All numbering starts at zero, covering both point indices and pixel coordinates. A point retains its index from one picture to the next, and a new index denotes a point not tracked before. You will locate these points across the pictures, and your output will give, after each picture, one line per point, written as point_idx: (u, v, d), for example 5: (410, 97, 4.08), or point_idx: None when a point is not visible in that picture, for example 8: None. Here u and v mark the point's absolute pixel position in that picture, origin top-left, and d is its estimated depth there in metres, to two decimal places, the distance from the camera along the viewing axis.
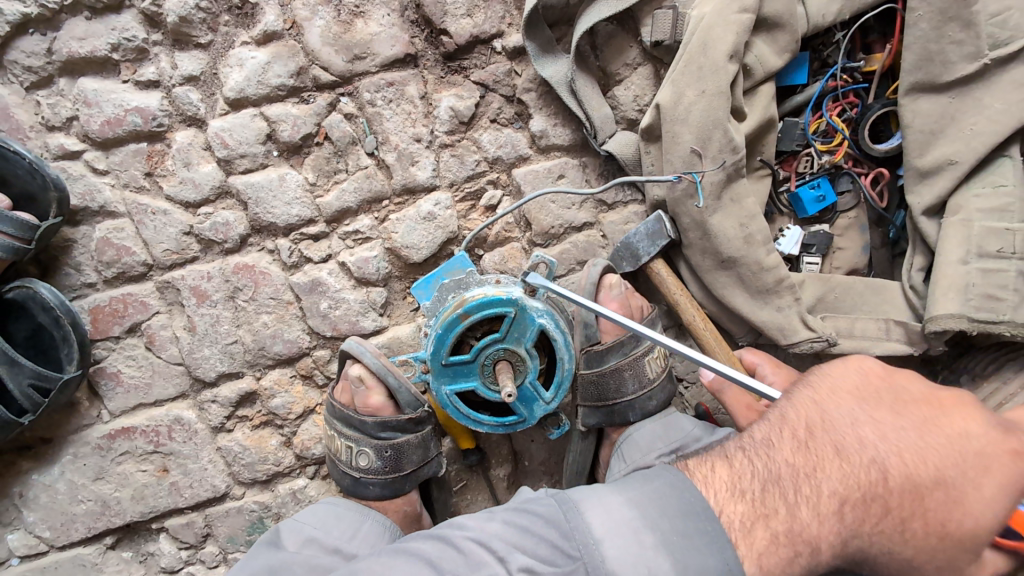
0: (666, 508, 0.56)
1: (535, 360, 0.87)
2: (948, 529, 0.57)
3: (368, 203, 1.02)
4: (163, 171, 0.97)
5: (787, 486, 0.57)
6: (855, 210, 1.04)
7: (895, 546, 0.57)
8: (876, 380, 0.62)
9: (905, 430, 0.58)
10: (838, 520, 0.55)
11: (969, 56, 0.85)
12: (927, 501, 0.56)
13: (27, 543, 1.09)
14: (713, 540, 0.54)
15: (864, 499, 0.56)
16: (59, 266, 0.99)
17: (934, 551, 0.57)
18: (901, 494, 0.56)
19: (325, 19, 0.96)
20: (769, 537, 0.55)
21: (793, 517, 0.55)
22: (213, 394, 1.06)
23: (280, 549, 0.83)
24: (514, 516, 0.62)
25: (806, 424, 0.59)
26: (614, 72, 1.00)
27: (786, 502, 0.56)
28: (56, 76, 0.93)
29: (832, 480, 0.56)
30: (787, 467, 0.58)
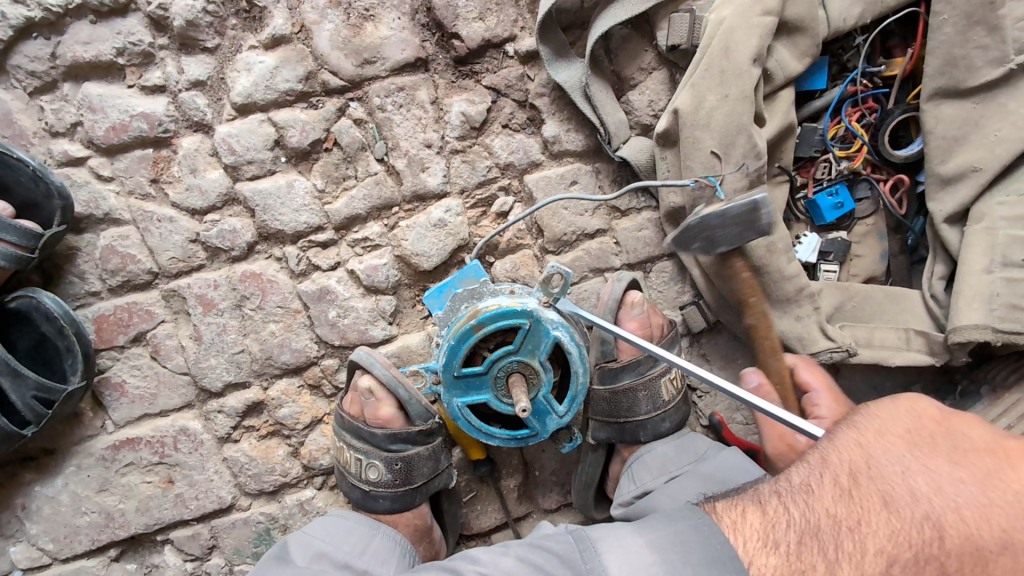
0: (689, 556, 0.53)
1: (549, 372, 0.85)
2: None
3: (378, 210, 1.00)
4: (169, 177, 0.95)
5: (825, 538, 0.50)
6: (873, 217, 1.02)
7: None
8: (931, 425, 0.54)
9: (965, 483, 0.49)
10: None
11: (994, 61, 0.83)
12: (995, 570, 0.45)
13: (29, 555, 1.07)
14: None
15: (918, 561, 0.47)
16: (63, 274, 0.97)
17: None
18: (963, 559, 0.46)
19: (334, 22, 0.94)
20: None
21: (831, 573, 0.48)
22: (220, 404, 1.04)
23: (289, 564, 0.81)
24: (532, 554, 0.61)
25: (848, 470, 0.53)
26: (628, 76, 0.98)
27: (825, 557, 0.49)
28: (61, 81, 0.91)
29: (877, 535, 0.48)
30: (826, 517, 0.51)
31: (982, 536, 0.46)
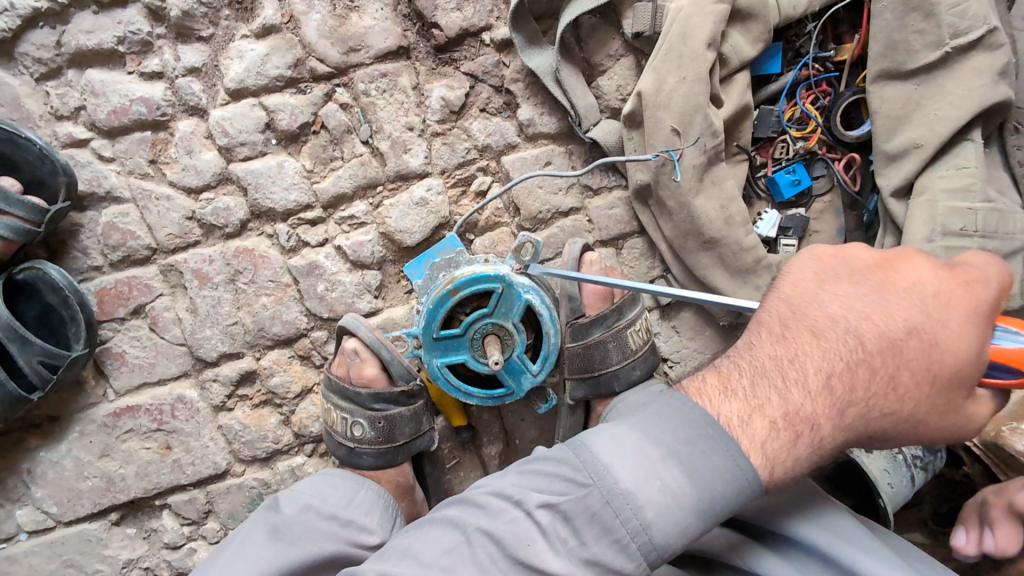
0: (667, 424, 0.63)
1: (522, 334, 0.92)
2: (936, 372, 0.62)
3: (363, 189, 1.07)
4: (167, 158, 1.02)
5: (775, 375, 0.63)
6: (830, 194, 1.08)
7: (893, 405, 0.63)
8: (829, 262, 0.68)
9: (867, 295, 0.64)
10: (831, 393, 0.61)
11: (931, 44, 0.90)
12: (905, 351, 0.62)
13: (35, 518, 1.13)
14: (715, 443, 0.61)
15: (850, 367, 0.62)
16: (67, 249, 1.03)
17: (932, 400, 0.63)
18: (882, 353, 0.62)
19: (321, 13, 1.01)
20: (768, 425, 0.61)
21: (788, 400, 0.61)
22: (215, 372, 1.11)
23: (279, 513, 0.88)
24: (528, 465, 0.68)
25: (779, 319, 0.66)
26: (598, 62, 1.04)
27: (777, 389, 0.62)
28: (65, 67, 0.97)
29: (815, 359, 0.62)
30: (773, 359, 0.64)
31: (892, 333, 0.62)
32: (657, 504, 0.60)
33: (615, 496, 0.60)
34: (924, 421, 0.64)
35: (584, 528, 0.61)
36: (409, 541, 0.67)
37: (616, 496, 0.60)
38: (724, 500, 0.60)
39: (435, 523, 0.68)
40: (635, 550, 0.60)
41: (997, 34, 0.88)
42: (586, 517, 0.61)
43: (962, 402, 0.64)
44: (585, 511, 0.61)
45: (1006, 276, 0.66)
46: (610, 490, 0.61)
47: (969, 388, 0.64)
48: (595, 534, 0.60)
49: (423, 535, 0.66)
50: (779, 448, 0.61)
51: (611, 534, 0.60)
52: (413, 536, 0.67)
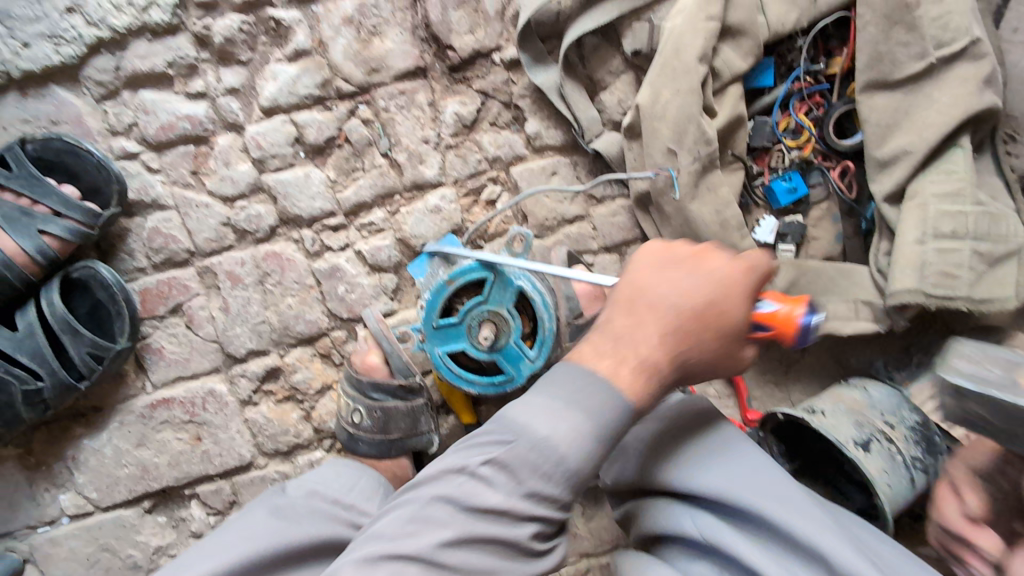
0: (570, 387, 0.69)
1: (517, 319, 0.98)
2: (722, 332, 0.70)
3: (382, 198, 1.15)
4: (206, 170, 1.12)
5: (680, 350, 0.69)
6: (827, 202, 1.12)
7: (737, 368, 0.74)
8: (660, 254, 0.74)
9: (656, 273, 0.72)
10: (662, 348, 0.69)
11: (916, 56, 0.94)
12: (757, 328, 0.71)
13: (76, 503, 1.22)
14: (624, 407, 0.68)
15: (733, 341, 0.71)
16: (115, 252, 1.13)
17: (767, 364, 0.74)
18: (756, 329, 0.71)
19: (347, 38, 1.11)
20: (622, 379, 0.68)
21: (630, 358, 0.69)
22: (243, 368, 1.19)
23: (283, 494, 0.93)
24: (465, 441, 0.73)
25: (636, 298, 0.71)
26: (600, 79, 1.12)
27: (674, 362, 0.70)
28: (121, 89, 1.09)
29: (704, 336, 0.69)
30: (611, 329, 0.71)
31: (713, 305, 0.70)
32: (572, 440, 0.66)
33: (537, 443, 0.66)
34: (728, 376, 0.75)
35: (523, 472, 0.66)
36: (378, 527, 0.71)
37: (540, 444, 0.66)
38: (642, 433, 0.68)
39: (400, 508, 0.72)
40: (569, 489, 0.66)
41: (981, 44, 0.92)
42: (515, 464, 0.67)
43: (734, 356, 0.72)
44: (517, 460, 0.66)
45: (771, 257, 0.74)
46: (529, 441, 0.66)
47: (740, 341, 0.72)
48: (529, 473, 0.66)
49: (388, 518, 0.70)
50: (662, 405, 0.71)
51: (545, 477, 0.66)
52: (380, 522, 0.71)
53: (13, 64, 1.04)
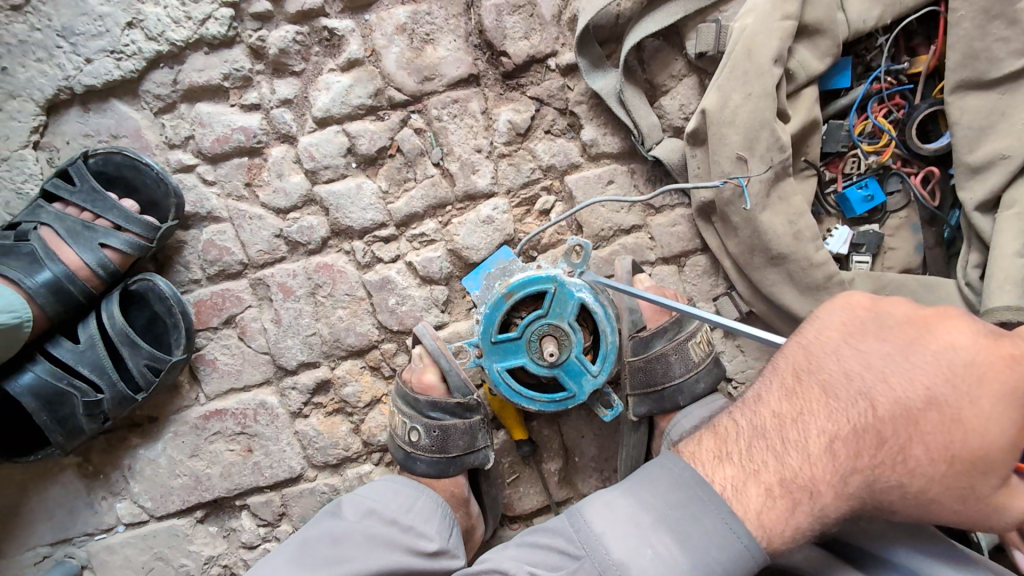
0: (667, 496, 0.68)
1: (578, 333, 0.94)
2: (951, 451, 0.62)
3: (433, 208, 1.13)
4: (260, 181, 1.12)
5: (774, 434, 0.66)
6: (906, 210, 1.04)
7: (903, 478, 0.63)
8: (861, 312, 0.70)
9: (892, 357, 0.65)
10: (832, 458, 0.63)
11: (1016, 52, 0.87)
12: (920, 424, 0.62)
13: (132, 512, 1.23)
14: (711, 506, 0.66)
15: (856, 432, 0.63)
16: (172, 264, 1.14)
17: (945, 478, 0.62)
18: (893, 421, 0.63)
19: (400, 46, 1.09)
20: (765, 491, 0.65)
21: (786, 464, 0.65)
22: (294, 380, 1.18)
23: (340, 518, 0.93)
24: (527, 537, 0.76)
25: (794, 370, 0.69)
26: (661, 84, 1.07)
27: (776, 453, 0.66)
28: (179, 102, 1.09)
29: (819, 421, 0.65)
30: (779, 418, 0.67)
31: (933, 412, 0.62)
32: (648, 570, 0.64)
33: (608, 566, 0.66)
34: (939, 500, 0.63)
35: None
36: None
37: (609, 566, 0.66)
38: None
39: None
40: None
41: None
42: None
43: (980, 491, 0.63)
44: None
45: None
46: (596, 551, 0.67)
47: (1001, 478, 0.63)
48: None
49: None
50: (775, 518, 0.64)
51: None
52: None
53: (76, 79, 1.06)
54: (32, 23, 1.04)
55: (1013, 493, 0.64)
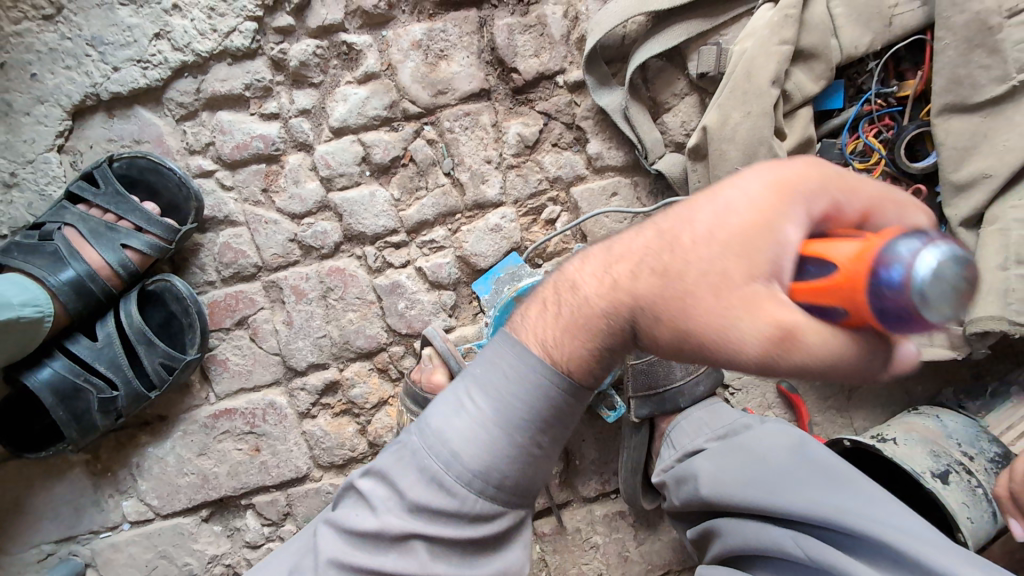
0: (491, 362, 0.65)
1: None
2: (726, 251, 0.52)
3: (444, 216, 1.17)
4: (276, 187, 1.16)
5: (576, 258, 0.66)
6: None
7: (677, 284, 0.54)
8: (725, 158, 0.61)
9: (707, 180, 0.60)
10: (605, 266, 0.60)
11: (998, 79, 0.92)
12: (694, 224, 0.56)
13: (138, 510, 1.25)
14: (508, 349, 0.64)
15: (637, 241, 0.59)
16: (188, 265, 1.17)
17: (719, 284, 0.52)
18: (670, 224, 0.57)
19: (415, 61, 1.14)
20: (549, 314, 0.64)
21: (567, 279, 0.64)
22: (303, 381, 1.21)
23: None
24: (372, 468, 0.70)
25: None
26: (663, 101, 1.13)
27: (568, 271, 0.65)
28: (200, 110, 1.13)
29: (612, 239, 0.64)
30: (585, 245, 0.66)
31: (703, 206, 0.56)
32: (463, 431, 0.61)
33: (429, 439, 0.61)
34: (716, 315, 0.52)
35: (403, 480, 0.61)
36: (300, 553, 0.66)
37: (430, 439, 0.61)
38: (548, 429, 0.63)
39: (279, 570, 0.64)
40: (461, 484, 0.60)
41: None
42: (403, 465, 0.62)
43: (708, 290, 0.53)
44: (402, 465, 0.62)
45: (882, 201, 0.53)
46: (430, 431, 0.62)
47: (755, 271, 0.51)
48: (414, 481, 0.61)
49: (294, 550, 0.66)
50: (552, 333, 0.63)
51: (430, 471, 0.60)
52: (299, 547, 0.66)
53: (103, 87, 1.10)
54: (63, 32, 1.09)
55: (786, 308, 0.50)
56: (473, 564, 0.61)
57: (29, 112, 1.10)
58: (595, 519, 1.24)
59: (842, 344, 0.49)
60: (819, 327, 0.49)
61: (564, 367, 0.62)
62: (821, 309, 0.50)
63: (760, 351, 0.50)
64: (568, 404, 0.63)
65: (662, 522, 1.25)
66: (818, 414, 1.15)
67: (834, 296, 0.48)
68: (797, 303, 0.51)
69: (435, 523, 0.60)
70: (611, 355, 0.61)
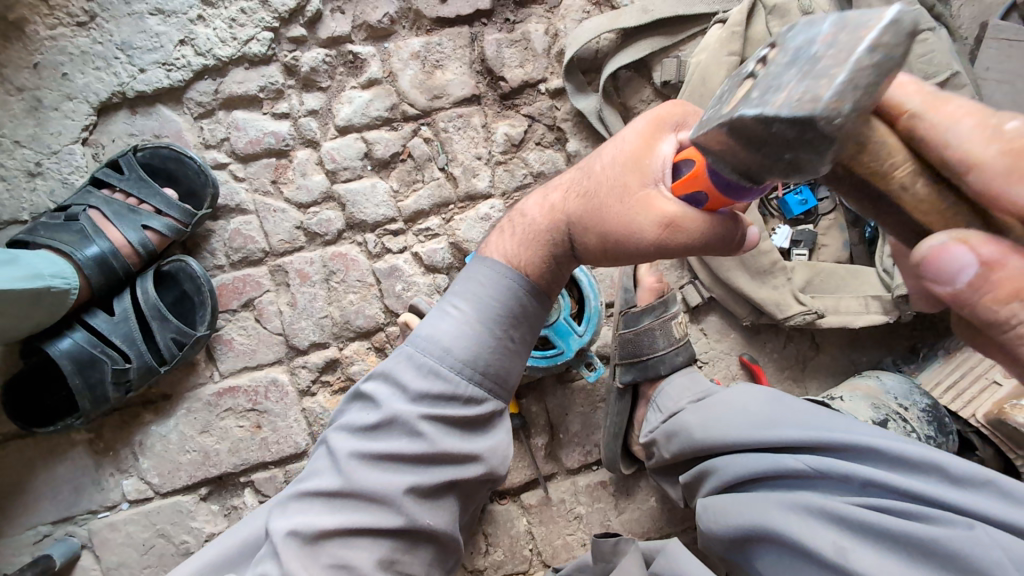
0: (462, 280, 0.83)
1: (567, 299, 1.16)
2: (622, 174, 0.75)
3: (438, 206, 1.29)
4: (285, 180, 1.27)
5: (528, 203, 0.89)
6: (834, 213, 1.26)
7: (594, 203, 0.77)
8: None
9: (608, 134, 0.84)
10: (549, 202, 0.84)
11: None
12: (601, 160, 0.79)
13: (137, 488, 1.29)
14: (475, 265, 0.84)
15: (566, 183, 0.84)
16: (200, 250, 1.26)
17: (621, 197, 0.74)
18: (587, 166, 0.81)
19: (414, 70, 1.28)
20: (507, 239, 0.86)
21: (522, 216, 0.87)
22: (304, 360, 1.29)
23: None
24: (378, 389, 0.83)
25: None
26: (632, 106, 1.29)
27: (523, 211, 0.88)
28: (218, 109, 1.25)
29: (551, 186, 0.87)
30: (534, 194, 0.90)
31: (606, 148, 0.79)
32: (448, 329, 0.78)
33: (422, 341, 0.77)
34: (620, 218, 0.74)
35: (405, 377, 0.75)
36: (321, 466, 0.76)
37: (421, 341, 0.77)
38: (518, 328, 0.81)
39: (314, 472, 0.75)
40: (456, 372, 0.75)
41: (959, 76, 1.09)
42: (402, 366, 0.76)
43: (617, 199, 0.74)
44: (402, 366, 0.77)
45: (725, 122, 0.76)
46: (425, 339, 0.77)
47: (645, 180, 0.73)
48: (415, 376, 0.75)
49: (319, 464, 0.77)
50: (511, 250, 0.84)
51: (424, 365, 0.75)
52: (321, 459, 0.77)
53: (129, 86, 1.21)
54: (94, 37, 1.20)
55: (666, 200, 0.71)
56: (471, 441, 0.77)
57: (58, 107, 1.20)
58: (578, 490, 1.33)
59: (711, 218, 0.69)
60: (691, 210, 0.69)
61: (525, 273, 0.82)
62: (688, 198, 0.69)
63: (651, 236, 0.72)
64: (532, 303, 0.82)
65: (640, 492, 1.33)
66: (777, 383, 1.28)
67: (698, 183, 0.66)
68: (676, 194, 0.70)
69: (437, 407, 0.75)
70: (557, 264, 0.84)
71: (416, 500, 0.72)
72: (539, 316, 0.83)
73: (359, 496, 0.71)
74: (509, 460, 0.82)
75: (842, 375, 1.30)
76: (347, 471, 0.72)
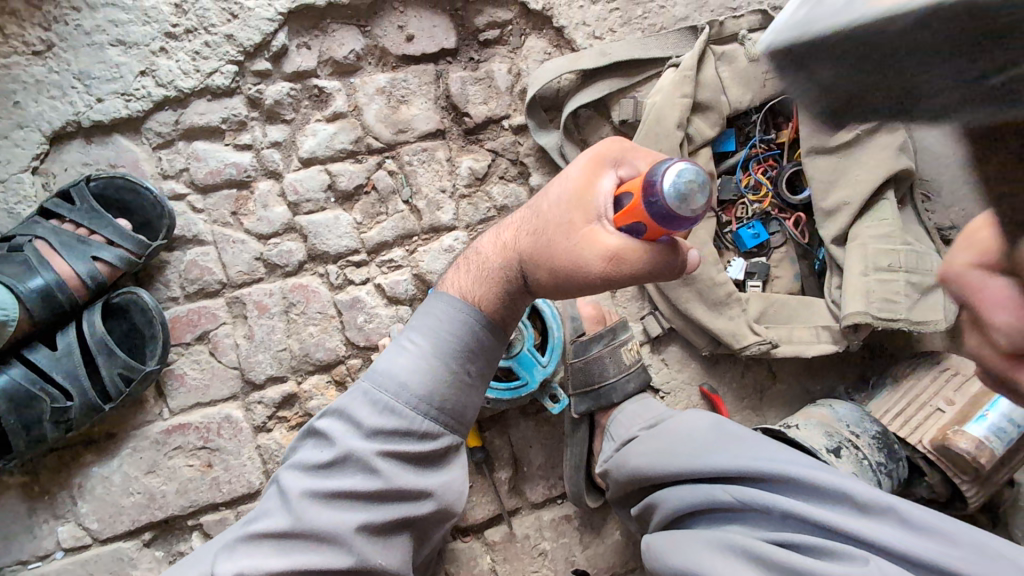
0: (418, 314, 0.83)
1: (530, 329, 1.17)
2: (569, 210, 0.76)
3: (402, 238, 1.30)
4: (245, 211, 1.25)
5: (483, 238, 0.90)
6: (785, 247, 1.32)
7: (543, 239, 0.78)
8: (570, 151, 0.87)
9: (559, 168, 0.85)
10: (502, 237, 0.85)
11: None
12: (548, 195, 0.79)
13: (74, 535, 1.20)
14: (429, 301, 0.84)
15: (519, 218, 0.84)
16: (153, 282, 1.23)
17: (569, 233, 0.75)
18: (537, 200, 0.82)
19: (379, 104, 1.30)
20: (462, 276, 0.86)
21: (478, 253, 0.88)
22: (260, 395, 1.25)
23: None
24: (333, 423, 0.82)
25: None
26: (592, 143, 1.34)
27: (478, 247, 0.89)
28: (177, 139, 1.24)
29: (506, 220, 0.88)
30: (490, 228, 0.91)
31: (554, 183, 0.80)
32: (401, 364, 0.78)
33: (377, 376, 0.77)
34: (568, 252, 0.75)
35: (359, 413, 0.75)
36: (270, 505, 0.75)
37: (375, 376, 0.77)
38: (473, 361, 0.81)
39: (263, 512, 0.74)
40: (409, 407, 0.75)
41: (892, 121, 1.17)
42: (356, 402, 0.76)
43: (564, 235, 0.75)
44: (356, 402, 0.76)
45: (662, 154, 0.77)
46: (380, 374, 0.77)
47: (589, 216, 0.74)
48: (368, 412, 0.75)
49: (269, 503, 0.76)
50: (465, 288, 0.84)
51: (377, 402, 0.75)
52: (271, 499, 0.76)
53: (85, 115, 1.19)
54: (50, 66, 1.18)
55: (611, 237, 0.72)
56: (424, 477, 0.76)
57: (8, 135, 1.17)
58: (543, 525, 1.30)
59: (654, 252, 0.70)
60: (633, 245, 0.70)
61: (478, 307, 0.82)
62: (630, 232, 0.71)
63: (599, 270, 0.73)
64: (487, 337, 0.82)
65: (605, 526, 1.32)
66: (736, 413, 1.30)
67: (635, 216, 0.68)
68: (620, 230, 0.72)
69: (391, 444, 0.74)
70: (512, 298, 0.84)
71: (368, 538, 0.73)
72: (494, 350, 0.84)
73: (308, 537, 0.71)
74: (465, 494, 0.81)
75: (797, 404, 1.33)
76: (297, 511, 0.71)
